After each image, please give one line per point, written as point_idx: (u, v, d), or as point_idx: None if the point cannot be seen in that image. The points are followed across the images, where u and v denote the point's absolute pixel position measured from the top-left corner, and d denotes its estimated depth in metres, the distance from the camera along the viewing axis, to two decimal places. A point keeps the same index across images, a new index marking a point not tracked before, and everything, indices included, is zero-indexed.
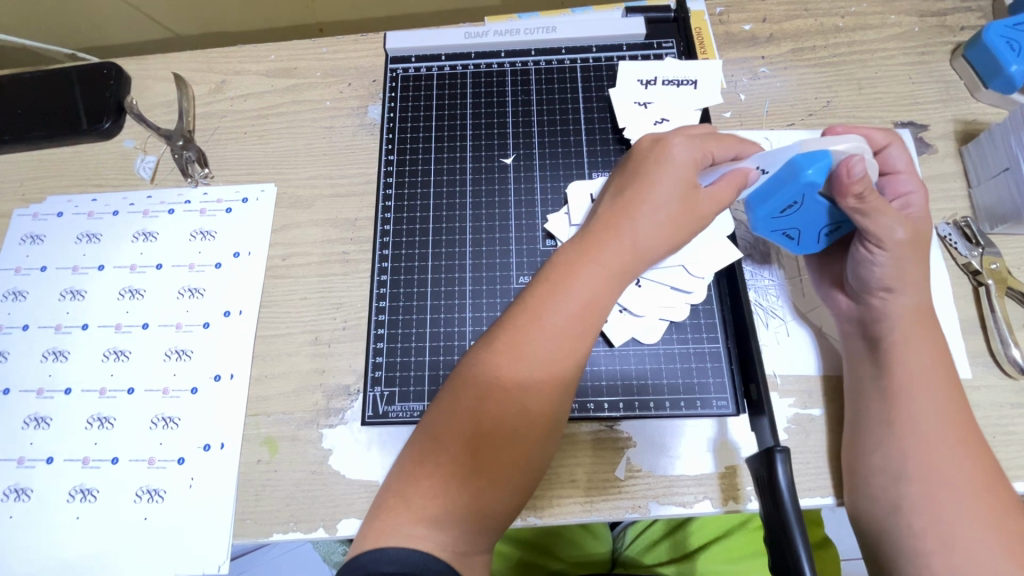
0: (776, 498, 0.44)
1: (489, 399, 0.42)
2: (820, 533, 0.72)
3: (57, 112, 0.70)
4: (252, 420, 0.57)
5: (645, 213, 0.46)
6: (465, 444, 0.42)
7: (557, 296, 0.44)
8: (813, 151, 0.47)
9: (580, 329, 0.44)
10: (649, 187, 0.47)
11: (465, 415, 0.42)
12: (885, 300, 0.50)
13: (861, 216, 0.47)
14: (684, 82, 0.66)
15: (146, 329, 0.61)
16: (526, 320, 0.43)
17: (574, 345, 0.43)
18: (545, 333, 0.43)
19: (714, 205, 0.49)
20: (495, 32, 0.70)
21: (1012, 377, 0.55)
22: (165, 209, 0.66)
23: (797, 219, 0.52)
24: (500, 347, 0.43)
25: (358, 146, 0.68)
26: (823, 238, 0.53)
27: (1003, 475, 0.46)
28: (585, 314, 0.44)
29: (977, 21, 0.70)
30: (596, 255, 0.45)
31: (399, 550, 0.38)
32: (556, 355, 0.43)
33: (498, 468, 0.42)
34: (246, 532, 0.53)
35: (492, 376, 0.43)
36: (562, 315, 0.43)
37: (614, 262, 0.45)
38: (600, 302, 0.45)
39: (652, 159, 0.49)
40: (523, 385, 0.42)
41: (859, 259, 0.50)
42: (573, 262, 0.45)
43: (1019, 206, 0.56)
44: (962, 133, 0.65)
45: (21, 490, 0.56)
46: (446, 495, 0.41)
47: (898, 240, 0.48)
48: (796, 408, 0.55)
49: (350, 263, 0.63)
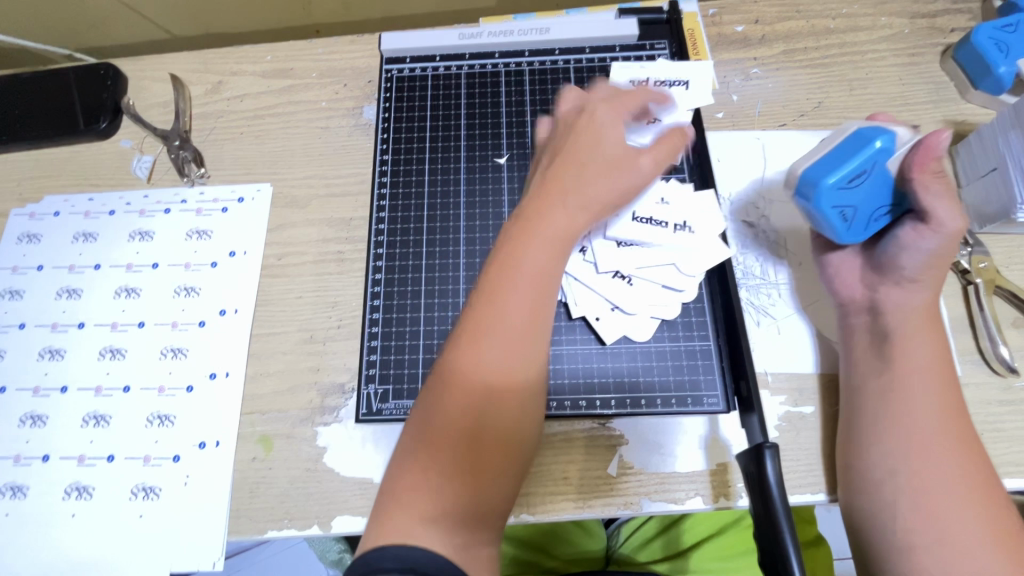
0: (766, 495, 0.44)
1: (456, 386, 0.44)
2: (813, 531, 0.72)
3: (54, 112, 0.71)
4: (247, 418, 0.58)
5: (584, 182, 0.49)
6: (444, 435, 0.43)
7: (510, 277, 0.46)
8: (881, 126, 0.48)
9: (536, 300, 0.46)
10: (581, 157, 0.50)
11: (438, 407, 0.44)
12: (907, 291, 0.51)
13: (929, 196, 0.47)
14: (676, 82, 0.66)
15: (141, 328, 0.61)
16: (484, 306, 0.45)
17: (532, 322, 0.45)
18: (503, 316, 0.45)
19: (654, 161, 0.52)
20: (490, 33, 0.71)
21: (1001, 375, 0.56)
22: (161, 208, 0.67)
23: (861, 194, 0.49)
24: (463, 339, 0.45)
25: (353, 146, 0.69)
26: (872, 224, 0.51)
27: (994, 474, 0.47)
28: (538, 286, 0.46)
29: (968, 23, 0.70)
30: (540, 229, 0.47)
31: (402, 548, 0.38)
32: (516, 333, 0.44)
33: (480, 452, 0.43)
34: (240, 529, 0.54)
35: (458, 365, 0.44)
36: (517, 292, 0.45)
37: (561, 233, 0.47)
38: (552, 274, 0.47)
39: (578, 131, 0.52)
40: (488, 368, 0.44)
41: (903, 243, 0.50)
42: (521, 241, 0.47)
43: (1007, 205, 0.57)
44: (951, 134, 0.65)
45: (16, 488, 0.56)
46: (435, 491, 0.41)
47: (957, 230, 0.48)
48: (787, 406, 0.56)
49: (345, 262, 0.63)
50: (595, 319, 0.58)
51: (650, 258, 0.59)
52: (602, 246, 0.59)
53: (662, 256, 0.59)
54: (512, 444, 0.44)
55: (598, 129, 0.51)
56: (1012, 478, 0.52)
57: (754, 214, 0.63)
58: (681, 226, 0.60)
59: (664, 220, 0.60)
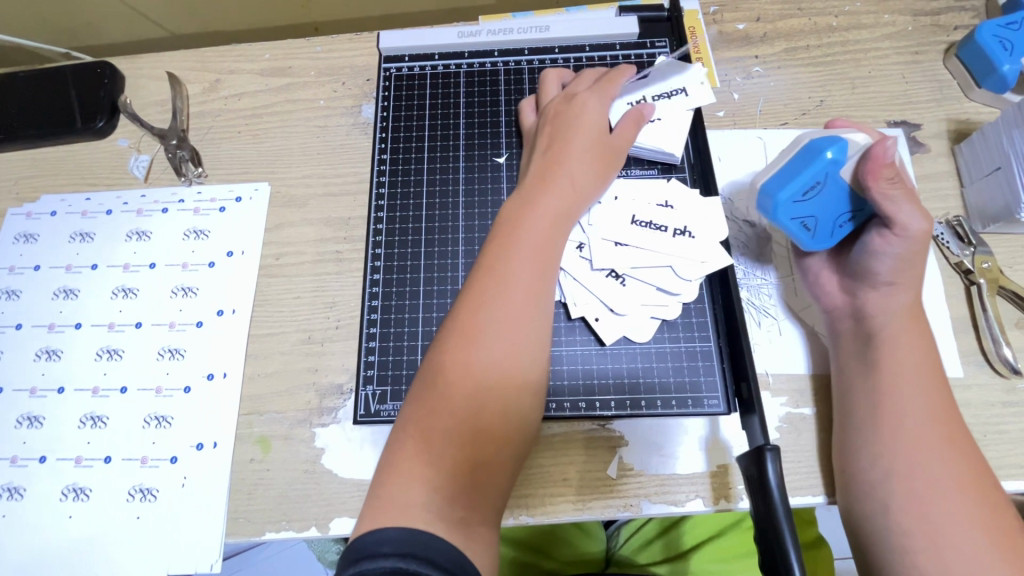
0: (767, 497, 0.44)
1: (459, 346, 0.45)
2: (814, 532, 0.72)
3: (50, 111, 0.70)
4: (245, 419, 0.57)
5: (575, 161, 0.55)
6: (448, 393, 0.44)
7: (512, 246, 0.49)
8: (832, 135, 0.49)
9: (538, 268, 0.49)
10: (570, 138, 0.56)
11: (443, 367, 0.45)
12: (884, 294, 0.50)
13: (888, 203, 0.47)
14: (673, 92, 0.64)
15: (139, 328, 0.61)
16: (488, 271, 0.48)
17: (534, 286, 0.48)
18: (505, 279, 0.47)
19: (625, 138, 0.59)
20: (489, 31, 0.70)
21: (1004, 376, 0.55)
22: (158, 208, 0.66)
23: (816, 204, 0.51)
24: (467, 304, 0.47)
25: (352, 145, 0.68)
26: (836, 231, 0.53)
27: (990, 473, 0.46)
28: (539, 254, 0.49)
29: (971, 21, 0.70)
30: (540, 203, 0.52)
31: (395, 531, 0.38)
32: (518, 296, 0.47)
33: (484, 413, 0.43)
34: (238, 531, 0.54)
35: (462, 327, 0.46)
36: (522, 259, 0.49)
37: (557, 205, 0.52)
38: (550, 243, 0.51)
39: (567, 114, 0.58)
40: (491, 326, 0.46)
41: (872, 250, 0.50)
42: (521, 215, 0.51)
43: (1011, 205, 0.56)
44: (955, 133, 0.65)
45: (13, 489, 0.56)
46: (437, 453, 0.42)
47: (922, 231, 0.47)
48: (787, 407, 0.55)
49: (343, 262, 0.63)
50: (595, 319, 0.57)
51: (650, 258, 0.58)
52: (602, 246, 0.58)
53: (659, 258, 0.58)
54: (514, 410, 0.45)
55: (584, 115, 0.58)
56: (1015, 481, 0.52)
57: (755, 214, 0.62)
58: (682, 232, 0.59)
59: (663, 225, 0.59)
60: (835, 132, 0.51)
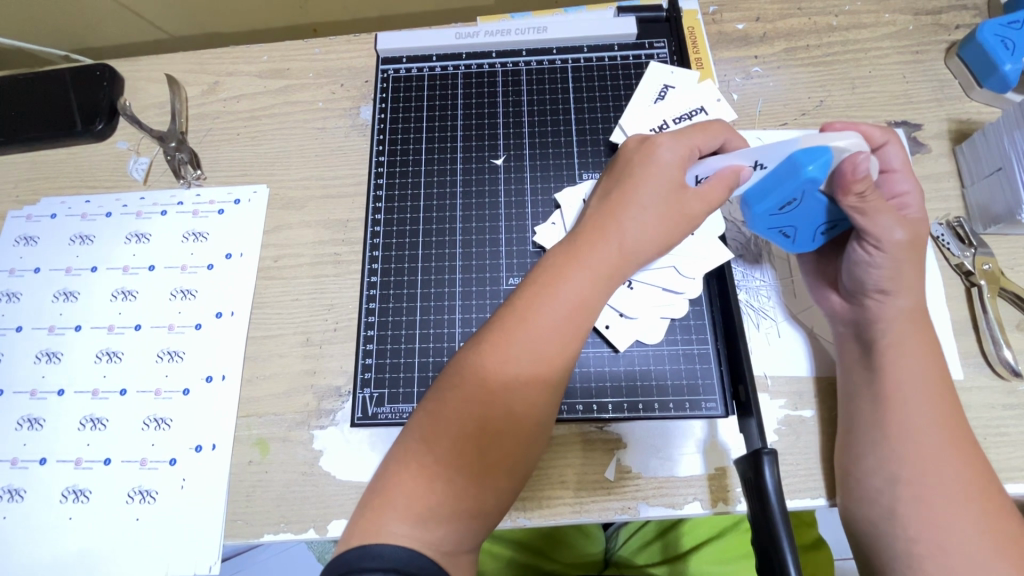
0: (764, 500, 0.44)
1: (472, 398, 0.43)
2: (814, 534, 0.72)
3: (51, 114, 0.70)
4: (244, 421, 0.57)
5: (634, 213, 0.47)
6: (457, 443, 0.42)
7: (547, 301, 0.44)
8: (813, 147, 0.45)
9: (569, 331, 0.44)
10: (637, 185, 0.48)
11: (458, 415, 0.43)
12: (885, 303, 0.49)
13: (860, 215, 0.46)
14: (694, 112, 0.63)
15: (138, 330, 0.61)
16: (518, 321, 0.44)
17: (562, 349, 0.44)
18: (535, 339, 0.44)
19: (703, 200, 0.48)
20: (487, 32, 0.70)
21: (1005, 379, 0.55)
22: (158, 210, 0.67)
23: (795, 216, 0.50)
24: (492, 350, 0.44)
25: (350, 146, 0.68)
26: (817, 236, 0.52)
27: (995, 478, 0.46)
28: (573, 315, 0.45)
29: (972, 20, 0.69)
30: (586, 256, 0.46)
31: (382, 547, 0.38)
32: (545, 360, 0.43)
33: (490, 466, 0.42)
34: (237, 533, 0.54)
35: (485, 384, 0.43)
36: (554, 317, 0.44)
37: (601, 261, 0.46)
38: (589, 304, 0.45)
39: (637, 159, 0.50)
40: (513, 392, 0.43)
41: (857, 261, 0.50)
42: (562, 262, 0.46)
43: (1013, 207, 0.56)
44: (955, 133, 0.64)
45: (14, 491, 0.56)
46: (437, 491, 0.41)
47: (897, 240, 0.47)
48: (786, 409, 0.55)
49: (341, 264, 0.63)
50: (605, 326, 0.57)
51: None
52: None
53: (661, 259, 0.58)
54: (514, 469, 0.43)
55: (668, 162, 0.49)
56: (1016, 484, 0.51)
57: None
58: None
59: None
60: (821, 133, 0.46)
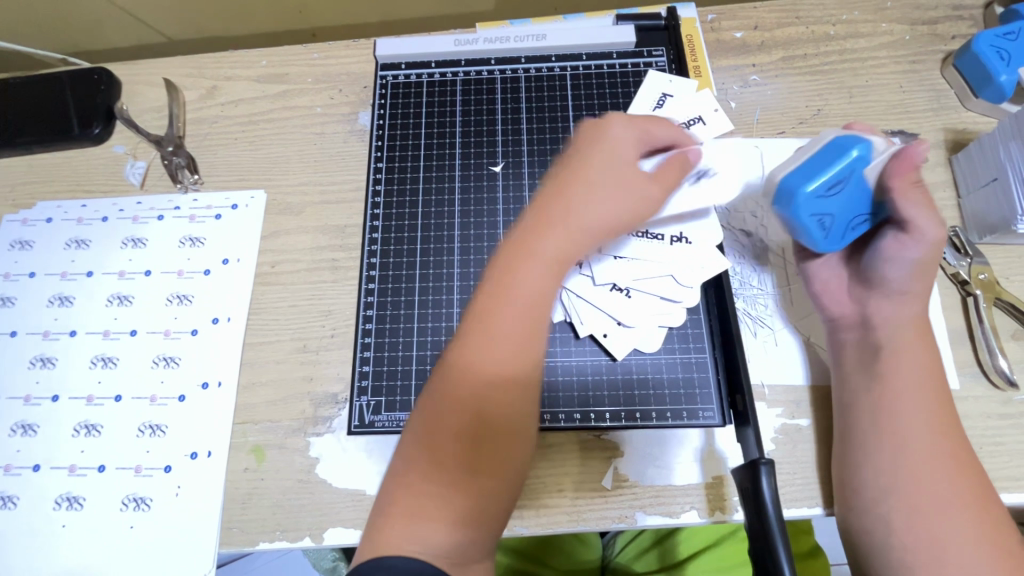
0: (762, 513, 0.44)
1: (464, 396, 0.43)
2: (811, 542, 0.72)
3: (47, 117, 0.70)
4: (239, 428, 0.57)
5: (589, 202, 0.48)
6: (439, 457, 0.42)
7: (504, 299, 0.44)
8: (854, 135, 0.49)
9: (533, 321, 0.44)
10: (587, 173, 0.49)
11: (436, 429, 0.42)
12: (897, 303, 0.50)
13: (911, 203, 0.48)
14: (692, 121, 0.64)
15: (134, 336, 0.61)
16: (480, 325, 0.44)
17: (528, 338, 0.44)
18: (499, 337, 0.44)
19: (658, 185, 0.51)
20: (486, 39, 0.70)
21: (1000, 388, 0.55)
22: (155, 215, 0.66)
23: (837, 203, 0.49)
24: (459, 358, 0.44)
25: (348, 152, 0.68)
26: (848, 233, 0.52)
27: (990, 488, 0.46)
28: (535, 306, 0.45)
29: (968, 30, 0.70)
30: (539, 250, 0.46)
31: (396, 561, 0.38)
32: (512, 351, 0.43)
33: (482, 470, 0.42)
34: (232, 541, 0.53)
35: (456, 392, 0.43)
36: (514, 313, 0.44)
37: (555, 251, 0.46)
38: (550, 290, 0.45)
39: (586, 147, 0.51)
40: (483, 390, 0.43)
41: (886, 255, 0.50)
42: (513, 260, 0.46)
43: (1008, 217, 0.56)
44: (951, 142, 0.65)
45: (7, 498, 0.56)
46: (433, 505, 0.41)
47: (937, 237, 0.48)
48: (783, 418, 0.55)
49: (339, 270, 0.63)
50: (602, 335, 0.57)
51: (648, 269, 0.58)
52: (600, 260, 0.58)
53: (659, 268, 0.58)
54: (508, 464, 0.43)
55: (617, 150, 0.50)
56: (1012, 493, 0.51)
57: (751, 223, 0.62)
58: (678, 238, 0.59)
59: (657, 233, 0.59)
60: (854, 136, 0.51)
